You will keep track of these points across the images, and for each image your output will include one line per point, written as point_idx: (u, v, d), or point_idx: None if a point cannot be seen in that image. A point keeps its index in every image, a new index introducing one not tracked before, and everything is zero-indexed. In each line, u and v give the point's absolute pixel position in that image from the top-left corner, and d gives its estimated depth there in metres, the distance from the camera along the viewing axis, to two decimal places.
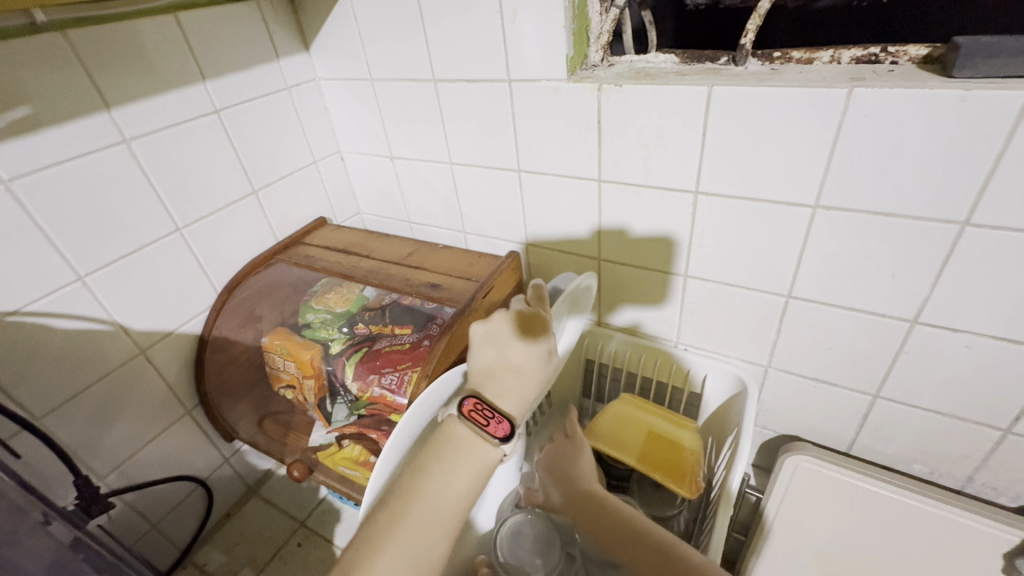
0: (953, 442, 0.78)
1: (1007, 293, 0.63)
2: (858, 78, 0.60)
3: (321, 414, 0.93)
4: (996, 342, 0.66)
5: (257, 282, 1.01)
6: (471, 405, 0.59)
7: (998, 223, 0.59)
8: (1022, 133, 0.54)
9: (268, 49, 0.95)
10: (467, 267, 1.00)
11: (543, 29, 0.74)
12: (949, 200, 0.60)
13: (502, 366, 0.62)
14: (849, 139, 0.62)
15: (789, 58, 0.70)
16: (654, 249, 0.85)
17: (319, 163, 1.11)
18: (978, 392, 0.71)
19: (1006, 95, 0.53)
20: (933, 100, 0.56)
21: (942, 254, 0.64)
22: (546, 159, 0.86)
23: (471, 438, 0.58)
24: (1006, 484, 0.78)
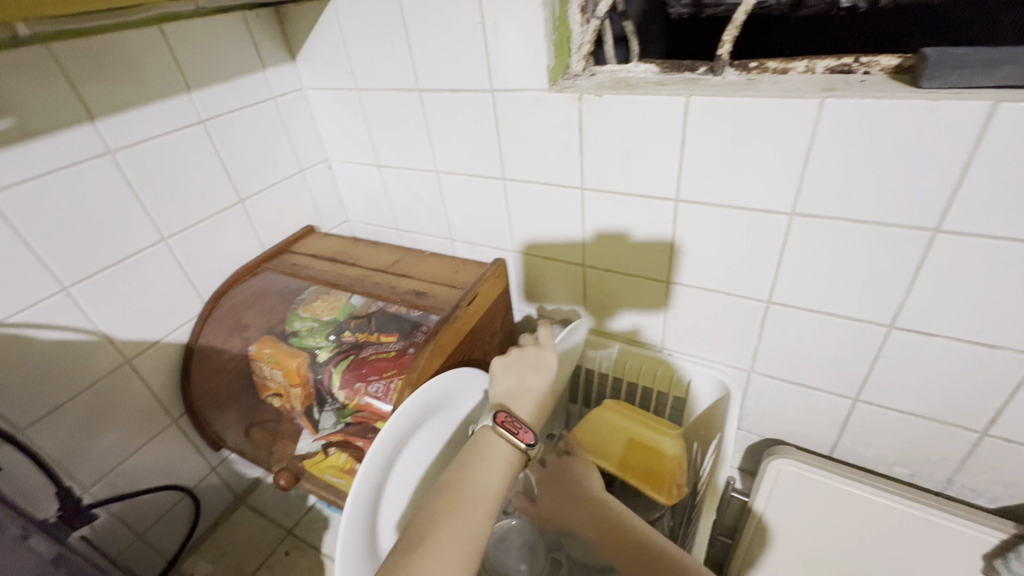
0: (932, 445, 0.79)
1: (978, 298, 0.64)
2: (829, 90, 0.61)
3: (308, 422, 0.93)
4: (971, 346, 0.68)
5: (244, 291, 1.01)
6: (504, 417, 0.68)
7: (967, 229, 0.60)
8: (987, 142, 0.55)
9: (254, 59, 0.95)
10: (453, 274, 1.01)
11: (524, 40, 0.75)
12: (920, 208, 0.61)
13: (520, 391, 0.76)
14: (822, 148, 0.63)
15: (765, 68, 0.71)
16: (638, 256, 0.86)
17: (307, 171, 1.11)
18: (954, 395, 0.73)
19: (971, 106, 0.54)
20: (902, 110, 0.57)
21: (915, 260, 0.65)
22: (530, 167, 0.87)
23: (503, 445, 0.66)
24: (985, 485, 0.79)
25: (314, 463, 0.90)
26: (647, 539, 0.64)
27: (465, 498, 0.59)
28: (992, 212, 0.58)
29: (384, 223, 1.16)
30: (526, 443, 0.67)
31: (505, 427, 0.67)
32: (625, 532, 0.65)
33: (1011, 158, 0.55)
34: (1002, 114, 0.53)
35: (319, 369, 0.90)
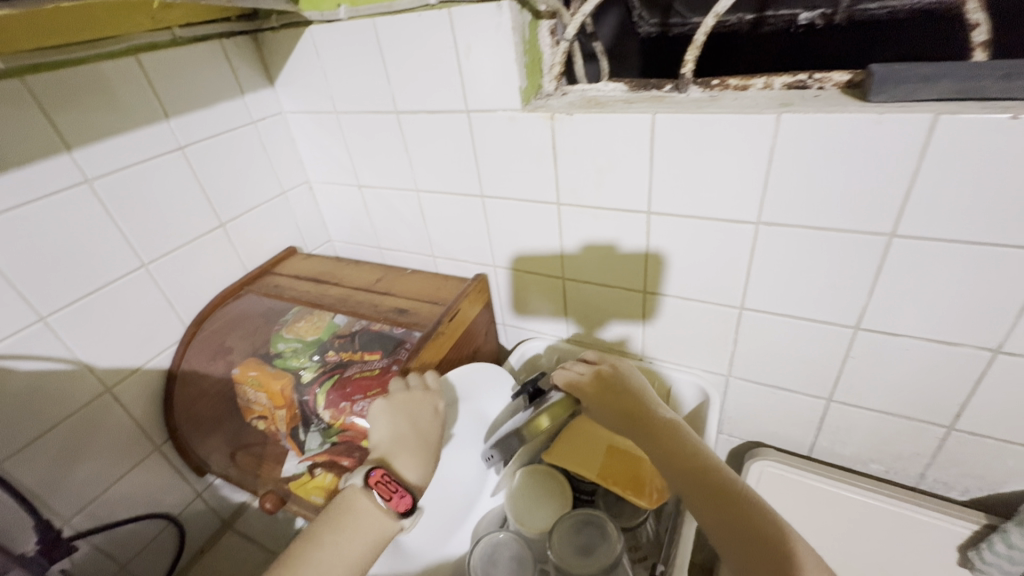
0: (904, 441, 0.82)
1: (936, 297, 0.67)
2: (786, 106, 0.64)
3: (293, 443, 0.92)
4: (933, 344, 0.70)
5: (226, 314, 1.02)
6: (379, 476, 0.65)
7: (920, 234, 0.64)
8: (932, 150, 0.58)
9: (233, 85, 0.97)
10: (435, 291, 1.03)
11: (495, 63, 0.78)
12: (876, 215, 0.65)
13: (405, 440, 0.72)
14: (783, 160, 0.66)
15: (726, 86, 0.74)
16: (615, 268, 0.89)
17: (288, 193, 1.12)
18: (919, 392, 0.75)
19: (914, 118, 0.57)
20: (853, 123, 0.60)
21: (874, 264, 0.68)
22: (507, 183, 0.89)
23: (372, 510, 0.64)
24: (956, 479, 0.82)
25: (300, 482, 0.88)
26: (713, 465, 0.62)
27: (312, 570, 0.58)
28: (942, 216, 0.61)
29: (366, 242, 1.18)
30: (395, 510, 0.64)
31: (376, 490, 0.64)
32: (681, 450, 0.63)
33: (955, 165, 0.58)
34: (943, 124, 0.57)
35: (302, 390, 0.89)
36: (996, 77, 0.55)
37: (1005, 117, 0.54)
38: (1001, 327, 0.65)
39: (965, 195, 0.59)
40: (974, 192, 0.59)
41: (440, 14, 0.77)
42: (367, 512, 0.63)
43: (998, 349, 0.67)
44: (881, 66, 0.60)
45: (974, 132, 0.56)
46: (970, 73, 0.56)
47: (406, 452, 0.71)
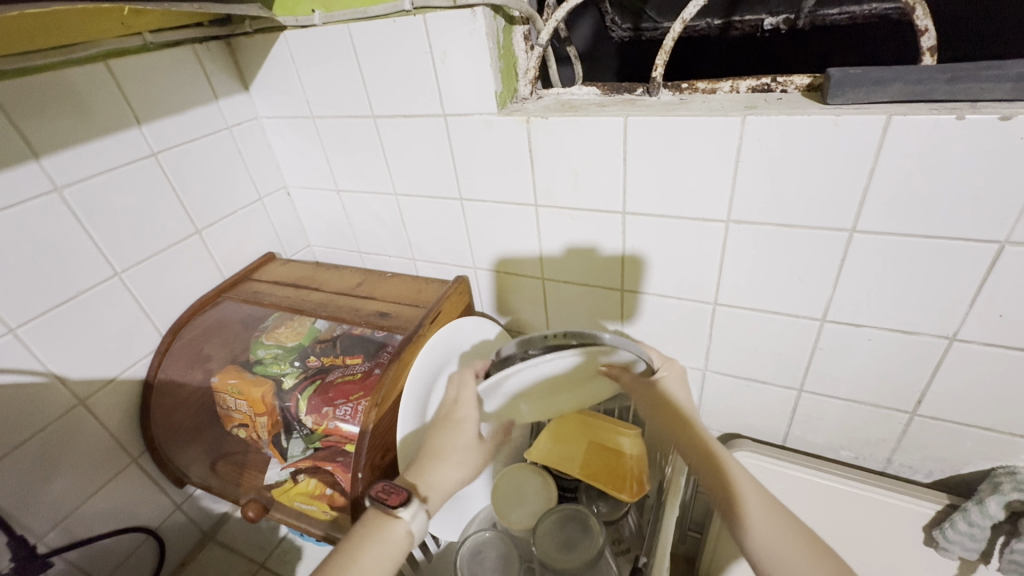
0: (871, 428, 0.85)
1: (897, 288, 0.70)
2: (752, 108, 0.67)
3: (276, 450, 0.91)
4: (896, 333, 0.74)
5: (204, 321, 1.00)
6: (379, 486, 0.67)
7: (879, 229, 0.67)
8: (887, 149, 0.62)
9: (206, 91, 0.96)
10: (416, 294, 1.03)
11: (471, 69, 0.79)
12: (838, 211, 0.68)
13: (422, 458, 0.74)
14: (750, 160, 0.69)
15: (695, 89, 0.77)
16: (594, 266, 0.90)
17: (265, 199, 1.12)
18: (883, 380, 0.79)
19: (870, 120, 0.61)
20: (814, 125, 0.63)
21: (838, 258, 0.71)
22: (485, 186, 0.90)
23: (380, 516, 0.64)
24: (920, 462, 0.86)
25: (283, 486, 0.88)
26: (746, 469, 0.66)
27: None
28: (899, 211, 0.65)
29: (346, 246, 1.17)
30: (395, 506, 0.64)
31: (375, 496, 0.65)
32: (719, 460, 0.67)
33: (909, 163, 0.61)
34: (896, 124, 0.60)
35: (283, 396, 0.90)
36: (945, 80, 0.58)
37: (952, 117, 0.57)
38: (956, 316, 0.69)
39: (920, 191, 0.63)
40: (927, 188, 0.62)
41: (415, 20, 0.78)
42: (376, 520, 0.64)
43: (955, 337, 0.71)
44: (839, 69, 0.62)
45: (924, 132, 0.59)
46: (919, 77, 0.59)
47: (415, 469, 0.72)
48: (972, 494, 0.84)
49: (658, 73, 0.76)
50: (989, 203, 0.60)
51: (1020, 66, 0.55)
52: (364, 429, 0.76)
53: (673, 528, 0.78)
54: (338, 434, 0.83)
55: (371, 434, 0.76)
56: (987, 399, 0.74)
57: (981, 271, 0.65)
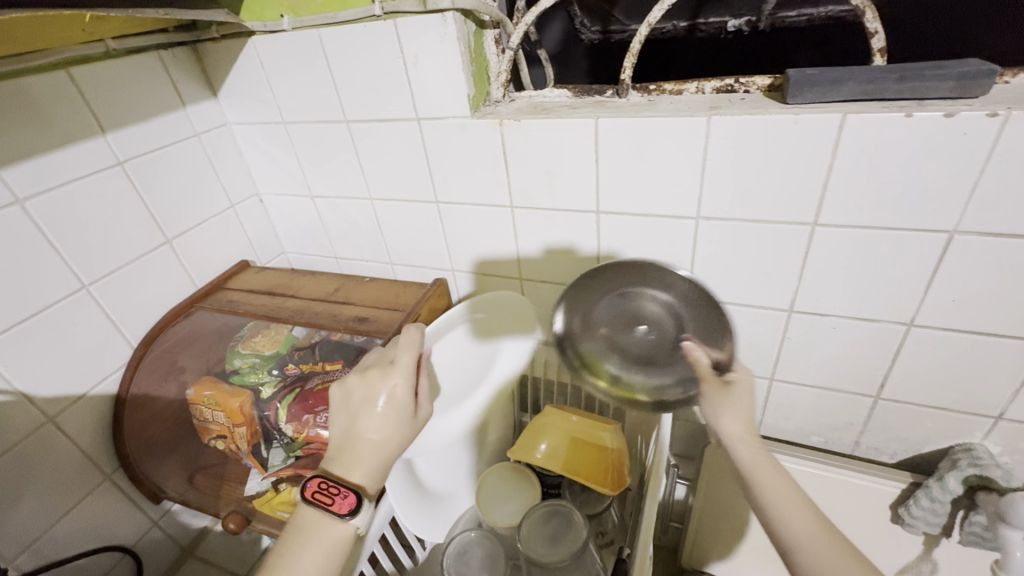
0: (839, 412, 0.89)
1: (858, 278, 0.74)
2: (717, 108, 0.69)
3: (255, 461, 0.90)
4: (858, 321, 0.77)
5: (177, 332, 0.98)
6: (315, 486, 0.58)
7: (839, 221, 0.70)
8: (843, 146, 0.65)
9: (173, 98, 0.94)
10: (395, 298, 1.03)
11: (443, 73, 0.79)
12: (801, 205, 0.71)
13: (354, 445, 0.60)
14: (716, 159, 0.71)
15: (662, 90, 0.79)
16: (571, 265, 0.92)
17: (237, 207, 1.10)
18: (848, 366, 0.83)
19: (826, 118, 0.63)
20: (775, 124, 0.66)
21: (802, 250, 0.74)
22: (461, 189, 0.91)
23: (320, 517, 0.57)
24: (885, 443, 0.89)
25: (265, 496, 0.87)
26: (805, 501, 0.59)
27: None
28: (857, 205, 0.68)
29: (322, 252, 1.16)
30: (341, 514, 0.56)
31: (315, 500, 0.57)
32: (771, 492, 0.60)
33: (863, 158, 0.65)
34: (850, 122, 0.63)
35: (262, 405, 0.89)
36: (895, 79, 0.61)
37: (902, 115, 0.60)
38: (913, 303, 0.73)
39: (875, 185, 0.66)
40: (881, 182, 0.65)
41: (386, 24, 0.78)
42: (315, 519, 0.57)
43: (912, 323, 0.74)
44: (798, 71, 0.65)
45: (876, 128, 0.62)
46: (871, 76, 0.62)
47: (353, 459, 0.59)
48: (934, 471, 0.88)
49: (626, 76, 0.78)
50: (938, 194, 0.64)
51: (961, 66, 0.59)
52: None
53: (655, 517, 0.81)
54: (319, 441, 0.83)
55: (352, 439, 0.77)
56: (943, 380, 0.78)
57: (934, 260, 0.68)
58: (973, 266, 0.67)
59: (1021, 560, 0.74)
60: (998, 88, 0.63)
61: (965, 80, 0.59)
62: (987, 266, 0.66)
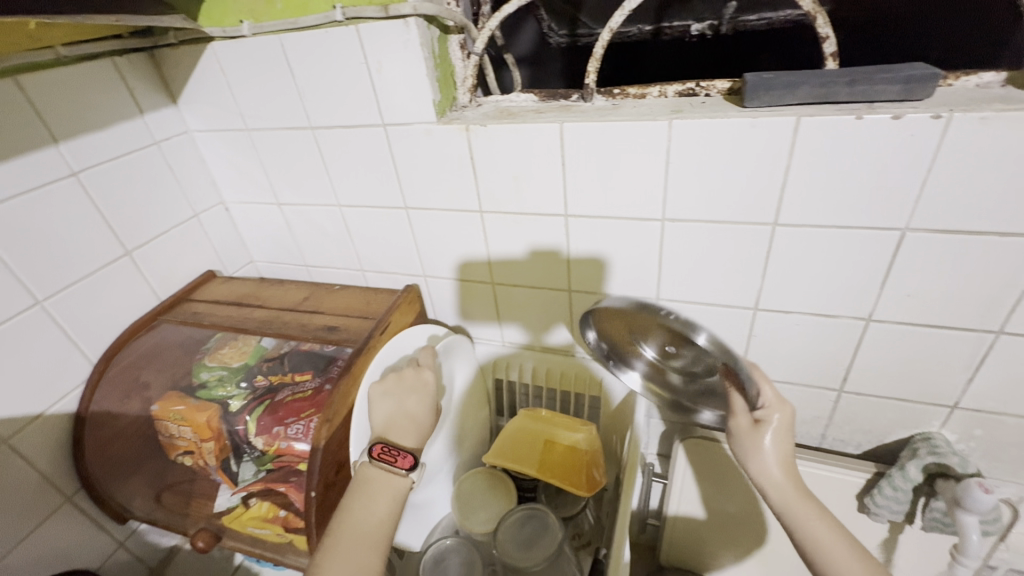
0: (805, 406, 0.91)
1: (819, 275, 0.76)
2: (678, 111, 0.71)
3: (225, 476, 0.87)
4: (821, 317, 0.79)
5: (139, 347, 0.95)
6: (380, 449, 0.72)
7: (798, 221, 0.72)
8: (799, 147, 0.66)
9: (130, 105, 0.92)
10: (366, 306, 1.02)
11: (407, 79, 0.79)
12: (762, 206, 0.72)
13: (401, 420, 0.77)
14: (679, 161, 0.72)
15: (626, 94, 0.80)
16: (542, 268, 0.92)
17: (201, 216, 1.07)
18: (812, 361, 0.85)
19: (782, 121, 0.65)
20: (734, 127, 0.67)
21: (764, 250, 0.76)
22: (430, 194, 0.90)
23: (382, 475, 0.71)
24: (850, 435, 0.92)
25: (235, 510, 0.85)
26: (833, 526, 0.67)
27: (353, 534, 0.66)
28: (814, 204, 0.70)
29: (292, 261, 1.14)
30: (403, 469, 0.71)
31: (381, 458, 0.72)
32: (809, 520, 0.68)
33: (818, 160, 0.66)
34: (804, 125, 0.65)
35: (230, 418, 0.86)
36: (846, 82, 0.63)
37: (852, 117, 0.62)
38: (871, 299, 0.75)
39: (830, 185, 0.68)
40: (837, 182, 0.67)
41: (348, 30, 0.78)
42: (379, 480, 0.70)
43: (871, 318, 0.77)
44: (754, 75, 0.66)
45: (829, 130, 0.64)
46: (823, 80, 0.64)
47: (405, 431, 0.76)
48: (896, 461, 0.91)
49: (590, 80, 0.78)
50: (890, 193, 0.66)
51: (907, 70, 0.61)
52: (315, 448, 0.74)
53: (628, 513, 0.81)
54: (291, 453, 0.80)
55: (322, 452, 0.74)
56: (902, 372, 0.80)
57: (888, 256, 0.71)
58: (924, 262, 0.69)
59: (976, 543, 0.77)
60: (942, 90, 0.65)
61: (911, 83, 0.61)
62: (937, 261, 0.69)
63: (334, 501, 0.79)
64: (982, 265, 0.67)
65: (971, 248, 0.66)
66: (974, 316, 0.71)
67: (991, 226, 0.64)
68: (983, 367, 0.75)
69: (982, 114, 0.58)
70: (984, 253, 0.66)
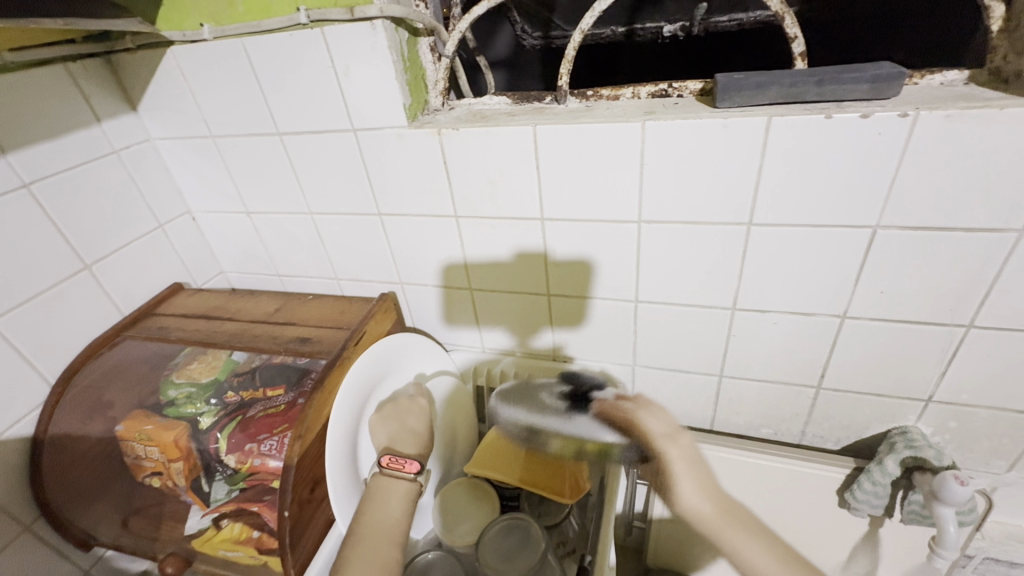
0: (784, 404, 0.92)
1: (794, 274, 0.76)
2: (651, 113, 0.70)
3: (196, 497, 0.83)
4: (798, 315, 0.80)
5: (101, 365, 0.91)
6: (388, 459, 0.78)
7: (772, 220, 0.72)
8: (771, 147, 0.66)
9: (85, 111, 0.88)
10: (341, 315, 0.99)
11: (376, 83, 0.77)
12: (736, 206, 0.72)
13: (403, 436, 0.84)
14: (653, 163, 0.72)
15: (600, 96, 0.79)
16: (520, 272, 0.91)
17: (166, 226, 1.03)
18: (790, 359, 0.85)
19: (754, 120, 0.65)
20: (706, 128, 0.67)
21: (740, 249, 0.76)
22: (404, 200, 0.88)
23: (394, 482, 0.77)
24: (830, 431, 0.93)
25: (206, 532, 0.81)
26: (759, 536, 0.66)
27: (374, 534, 0.71)
28: (788, 204, 0.70)
29: (264, 271, 1.11)
30: (411, 474, 0.77)
31: (390, 467, 0.77)
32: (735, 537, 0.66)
33: (790, 159, 0.67)
34: (776, 125, 0.65)
35: (202, 437, 0.83)
36: (816, 81, 0.63)
37: (822, 117, 0.63)
38: (846, 296, 0.76)
39: (803, 185, 0.68)
40: (809, 181, 0.68)
41: (313, 32, 0.75)
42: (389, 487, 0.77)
43: (846, 314, 0.77)
44: (725, 75, 0.66)
45: (801, 129, 0.64)
46: (793, 80, 0.64)
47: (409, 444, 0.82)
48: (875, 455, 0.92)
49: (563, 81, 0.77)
50: (861, 190, 0.66)
51: (875, 69, 0.62)
52: (287, 466, 0.72)
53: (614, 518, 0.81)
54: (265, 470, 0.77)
55: (295, 470, 0.72)
56: (877, 367, 0.81)
57: (861, 254, 0.71)
58: (899, 258, 0.70)
59: (953, 535, 0.77)
60: (908, 89, 0.66)
61: (879, 82, 0.62)
62: (908, 257, 0.70)
63: (309, 519, 0.76)
64: (952, 260, 0.68)
65: (941, 244, 0.67)
66: (946, 311, 0.72)
67: (959, 222, 0.65)
68: (954, 360, 0.76)
69: (946, 112, 0.59)
70: (954, 249, 0.67)
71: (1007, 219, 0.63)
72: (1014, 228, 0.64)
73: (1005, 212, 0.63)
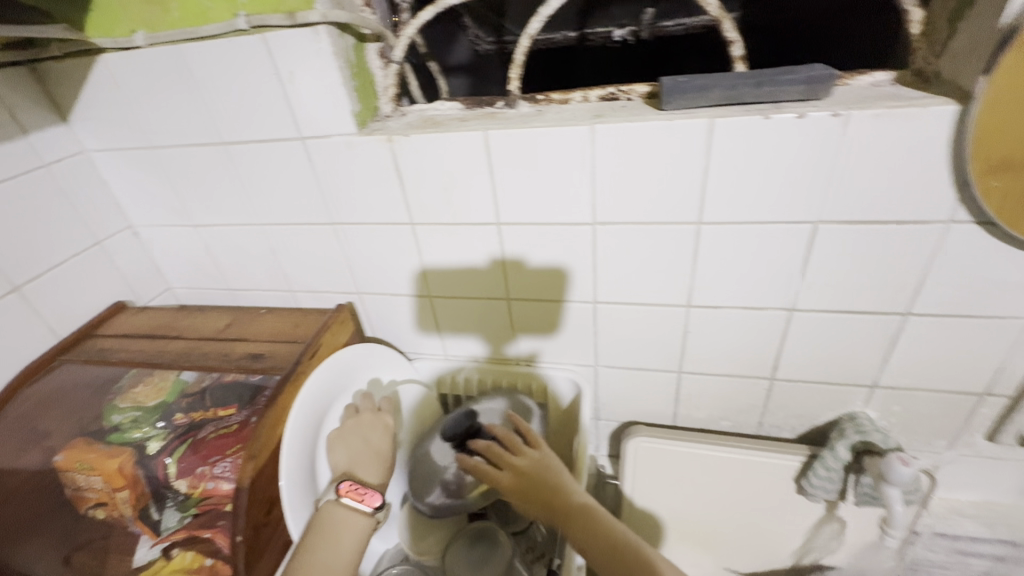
0: (741, 397, 0.94)
1: (743, 271, 0.78)
2: (600, 116, 0.71)
3: (144, 526, 0.76)
4: (747, 311, 0.82)
5: (39, 390, 0.87)
6: (347, 487, 0.76)
7: (719, 219, 0.74)
8: (713, 149, 0.68)
9: (10, 125, 0.82)
10: (295, 329, 0.96)
11: (319, 90, 0.76)
12: (684, 205, 0.74)
13: (364, 456, 0.82)
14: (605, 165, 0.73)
15: (551, 100, 0.79)
16: (478, 277, 0.90)
17: (104, 242, 0.98)
18: (745, 351, 0.87)
19: (695, 122, 0.67)
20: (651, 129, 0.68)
21: (690, 249, 0.78)
22: (356, 212, 0.87)
23: (350, 513, 0.74)
24: (784, 420, 0.96)
25: (151, 565, 0.74)
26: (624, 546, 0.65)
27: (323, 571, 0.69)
28: (735, 202, 0.72)
29: (214, 286, 1.07)
30: (370, 507, 0.75)
31: (348, 497, 0.75)
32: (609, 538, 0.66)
33: (733, 162, 0.69)
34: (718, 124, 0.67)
35: (148, 462, 0.76)
36: (756, 80, 0.65)
37: (761, 118, 0.65)
38: (791, 290, 0.78)
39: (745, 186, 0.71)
40: (752, 184, 0.70)
41: (255, 40, 0.73)
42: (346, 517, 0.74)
43: (794, 308, 0.80)
44: (670, 78, 0.68)
45: (740, 132, 0.66)
46: (735, 83, 0.66)
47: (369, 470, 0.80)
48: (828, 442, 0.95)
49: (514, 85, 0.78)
50: (802, 187, 0.69)
51: (809, 71, 0.64)
52: (239, 487, 0.70)
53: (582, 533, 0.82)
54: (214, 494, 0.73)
55: (248, 491, 0.70)
56: (824, 357, 0.84)
57: (805, 249, 0.74)
58: (837, 250, 0.73)
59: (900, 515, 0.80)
60: (842, 90, 0.69)
61: (815, 83, 0.64)
62: (850, 249, 0.72)
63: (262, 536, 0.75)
64: (885, 251, 0.72)
65: (875, 239, 0.71)
66: (884, 301, 0.76)
67: (893, 215, 0.68)
68: (895, 347, 0.80)
69: (876, 111, 0.62)
70: (884, 242, 0.71)
71: (936, 211, 0.67)
72: (942, 222, 0.67)
73: (931, 203, 0.66)
